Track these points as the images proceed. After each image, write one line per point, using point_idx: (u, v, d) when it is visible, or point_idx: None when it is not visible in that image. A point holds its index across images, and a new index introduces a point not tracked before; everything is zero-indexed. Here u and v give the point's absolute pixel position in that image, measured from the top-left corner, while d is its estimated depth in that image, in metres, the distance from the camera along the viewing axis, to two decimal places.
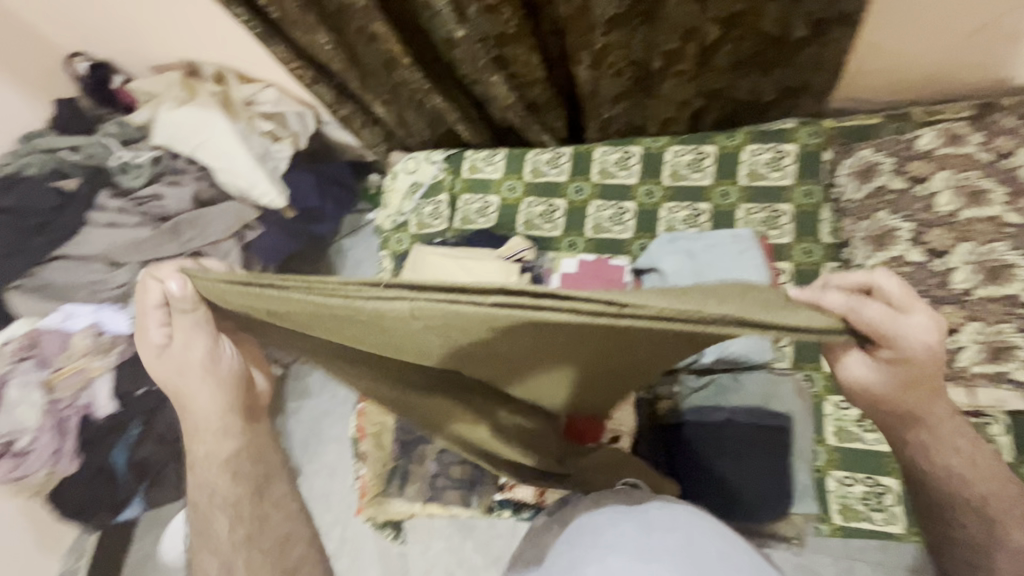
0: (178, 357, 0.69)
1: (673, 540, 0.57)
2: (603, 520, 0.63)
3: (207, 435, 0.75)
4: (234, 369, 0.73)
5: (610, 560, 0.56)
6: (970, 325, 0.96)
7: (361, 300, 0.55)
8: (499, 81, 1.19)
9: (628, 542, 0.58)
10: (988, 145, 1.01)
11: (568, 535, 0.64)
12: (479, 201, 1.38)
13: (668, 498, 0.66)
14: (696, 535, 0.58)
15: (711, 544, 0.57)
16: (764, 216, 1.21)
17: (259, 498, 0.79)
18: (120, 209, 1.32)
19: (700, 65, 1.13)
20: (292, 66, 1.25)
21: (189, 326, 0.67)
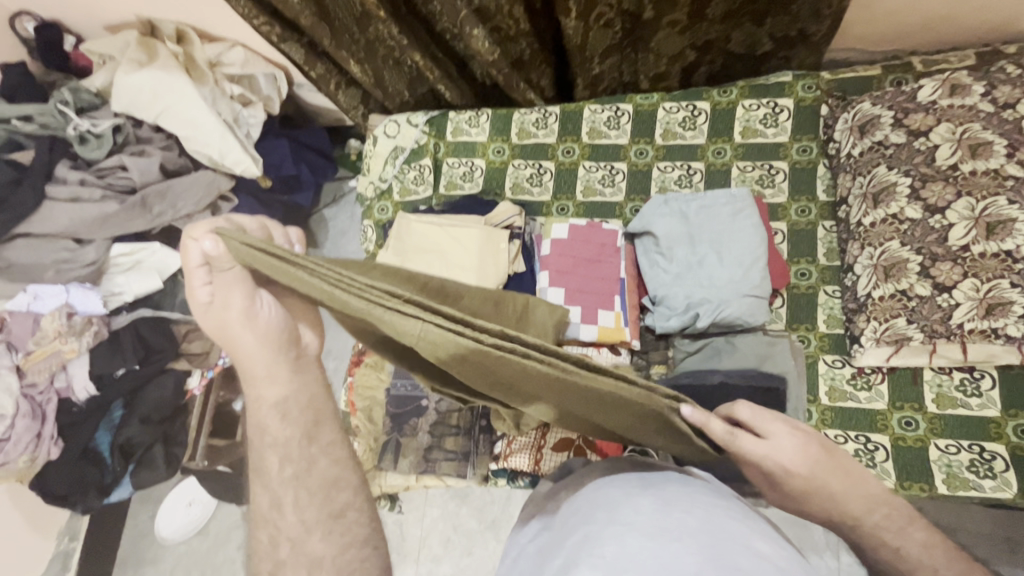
0: (223, 311, 0.60)
1: (694, 518, 0.55)
2: (616, 497, 0.60)
3: (255, 381, 0.65)
4: (276, 322, 0.63)
5: (628, 537, 0.53)
6: (966, 282, 0.95)
7: (378, 307, 0.51)
8: (480, 34, 1.09)
9: (645, 519, 0.55)
10: (990, 96, 0.97)
11: (578, 510, 0.62)
12: (464, 165, 1.33)
13: (681, 479, 0.64)
14: (716, 516, 0.56)
15: (731, 522, 0.55)
16: (759, 174, 1.17)
17: (307, 441, 0.67)
18: (82, 182, 1.23)
19: (694, 12, 1.06)
20: (257, 21, 1.15)
21: (225, 282, 0.58)
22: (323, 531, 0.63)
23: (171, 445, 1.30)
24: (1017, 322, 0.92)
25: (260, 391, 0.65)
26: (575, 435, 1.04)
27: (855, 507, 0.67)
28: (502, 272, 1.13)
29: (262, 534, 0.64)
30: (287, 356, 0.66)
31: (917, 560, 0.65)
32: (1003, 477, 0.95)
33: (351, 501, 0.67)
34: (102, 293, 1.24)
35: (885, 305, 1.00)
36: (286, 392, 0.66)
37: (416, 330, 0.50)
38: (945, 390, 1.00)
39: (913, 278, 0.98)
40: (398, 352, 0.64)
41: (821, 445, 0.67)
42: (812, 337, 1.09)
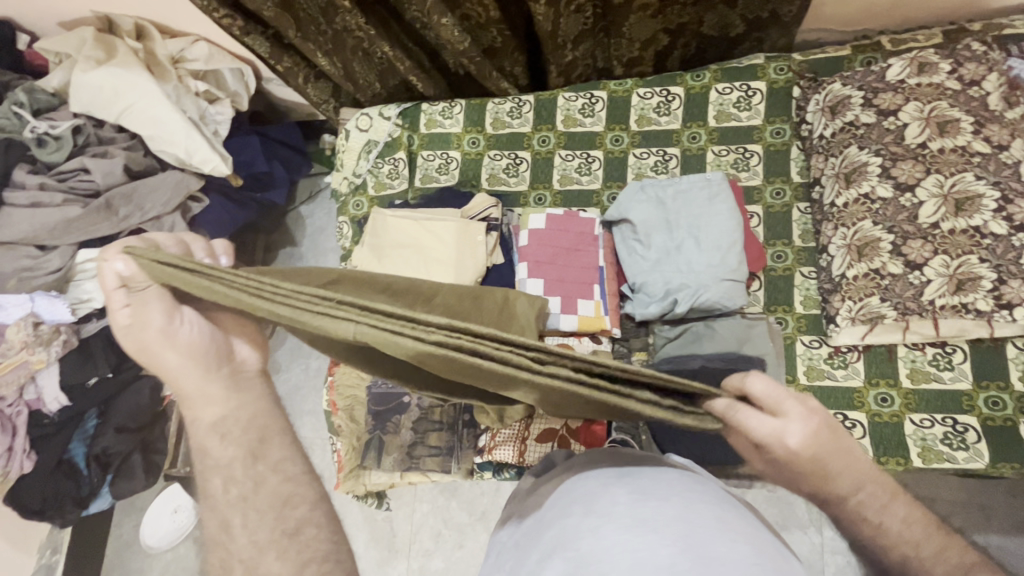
0: (142, 332, 0.61)
1: (670, 506, 0.55)
2: (594, 489, 0.60)
3: (188, 402, 0.65)
4: (200, 337, 0.64)
5: (604, 530, 0.53)
6: (937, 259, 0.96)
7: (309, 313, 0.51)
8: (449, 23, 1.08)
9: (623, 510, 0.55)
10: (956, 73, 0.99)
11: (556, 504, 0.62)
12: (439, 157, 1.31)
13: (659, 468, 0.64)
14: (693, 504, 0.56)
15: (707, 508, 0.55)
16: (733, 158, 1.17)
17: (253, 458, 0.64)
18: (42, 186, 1.20)
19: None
20: (218, 14, 1.11)
21: (146, 299, 0.60)
22: (278, 549, 0.59)
23: (151, 453, 1.29)
24: (986, 296, 0.94)
25: (196, 411, 0.65)
26: (558, 425, 1.04)
27: (843, 485, 0.63)
28: (481, 264, 1.12)
29: (214, 559, 0.61)
30: (218, 372, 0.66)
31: (896, 533, 0.64)
32: (975, 448, 0.97)
33: (306, 516, 0.63)
34: (69, 301, 1.17)
35: (859, 285, 1.01)
36: (222, 411, 0.65)
37: (348, 331, 0.50)
38: (919, 365, 1.02)
39: (885, 257, 0.99)
40: (358, 356, 0.63)
41: (831, 422, 0.62)
42: (790, 319, 1.10)
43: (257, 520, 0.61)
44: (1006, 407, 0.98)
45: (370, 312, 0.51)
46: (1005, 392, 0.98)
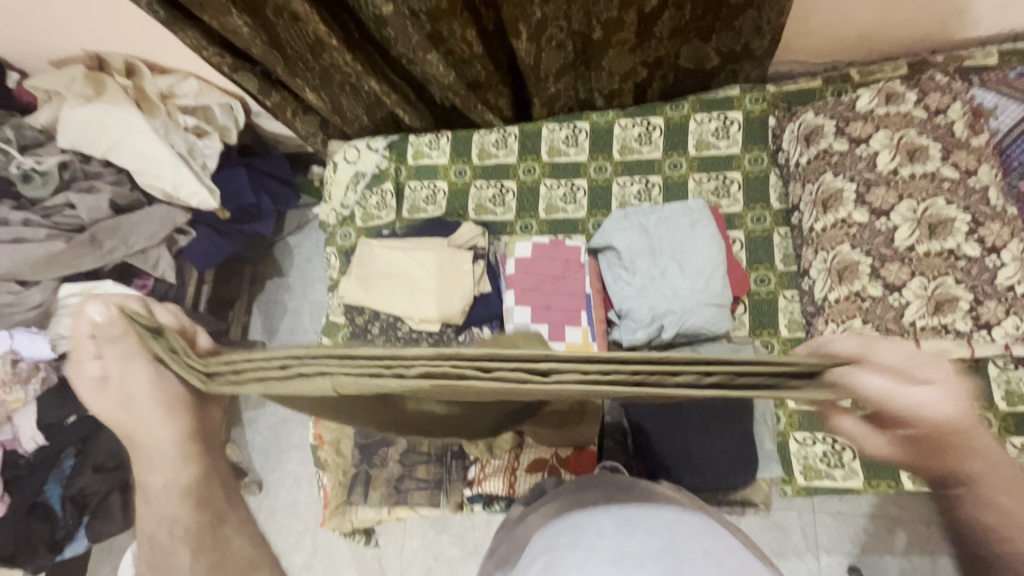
0: (111, 387, 0.54)
1: (656, 541, 0.54)
2: (580, 520, 0.59)
3: (157, 464, 0.56)
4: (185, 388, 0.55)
5: (590, 563, 0.52)
6: (915, 282, 0.98)
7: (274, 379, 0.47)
8: (435, 59, 1.11)
9: (608, 544, 0.54)
10: (923, 102, 1.03)
11: (543, 536, 0.61)
12: (427, 188, 1.33)
13: (647, 497, 0.64)
14: (679, 534, 0.55)
15: (693, 541, 0.55)
16: (714, 185, 1.20)
17: (217, 522, 0.59)
18: (26, 222, 1.19)
19: (643, 30, 1.09)
20: (207, 52, 1.14)
21: (116, 353, 0.54)
22: None
23: (131, 491, 1.22)
24: (964, 317, 0.96)
25: (155, 471, 0.56)
26: (548, 454, 1.02)
27: (974, 460, 0.57)
28: (468, 293, 1.13)
29: None
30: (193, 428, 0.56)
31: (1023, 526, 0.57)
32: None
33: None
34: (50, 336, 1.15)
35: (841, 307, 1.02)
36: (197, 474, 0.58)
37: (326, 387, 0.47)
38: None
39: (864, 280, 1.01)
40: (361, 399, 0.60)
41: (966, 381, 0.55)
42: (775, 342, 1.11)
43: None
44: (991, 427, 0.98)
45: (353, 364, 0.47)
46: (989, 411, 0.99)
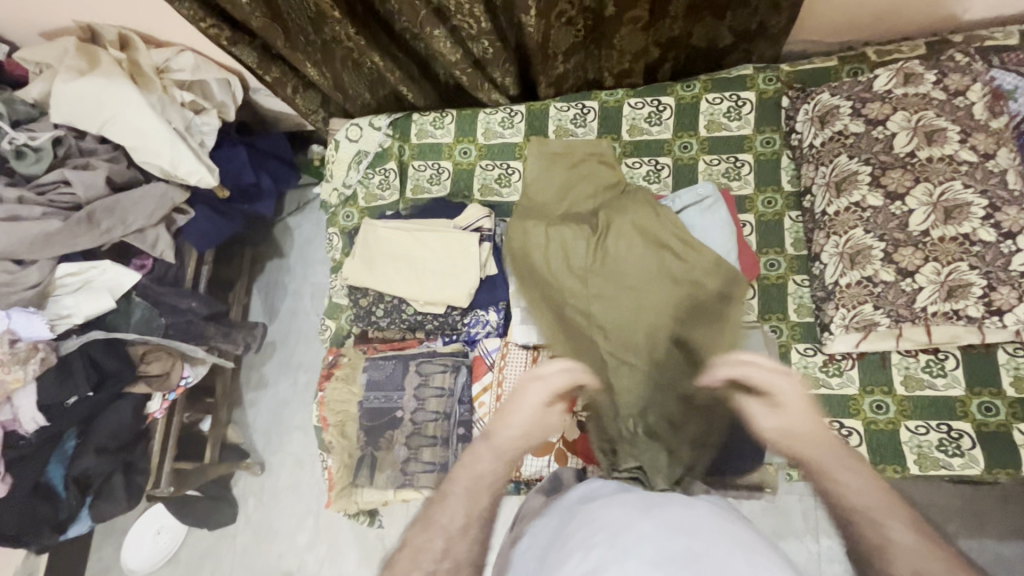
0: None
1: (697, 545, 0.56)
2: (618, 517, 0.62)
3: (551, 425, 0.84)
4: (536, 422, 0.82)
5: (632, 565, 0.54)
6: (928, 266, 0.97)
7: None
8: (441, 35, 1.08)
9: (650, 544, 0.57)
10: (942, 83, 1.01)
11: (578, 528, 0.64)
12: (431, 167, 1.30)
13: (684, 500, 0.65)
14: (714, 536, 0.58)
15: (734, 549, 0.57)
16: (725, 167, 1.18)
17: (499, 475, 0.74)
18: (21, 200, 1.17)
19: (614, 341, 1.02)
20: (204, 24, 1.10)
21: None
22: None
23: (134, 473, 1.24)
24: (977, 303, 0.95)
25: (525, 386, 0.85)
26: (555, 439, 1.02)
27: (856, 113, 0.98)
28: (474, 278, 1.10)
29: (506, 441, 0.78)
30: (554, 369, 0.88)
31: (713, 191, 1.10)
32: (970, 454, 0.98)
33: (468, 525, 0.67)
34: (48, 317, 1.15)
35: (852, 292, 1.01)
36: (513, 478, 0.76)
37: None
38: (912, 372, 1.03)
39: (877, 265, 1.00)
40: None
41: None
42: (784, 327, 1.10)
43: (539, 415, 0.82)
44: (999, 413, 0.98)
45: None
46: (998, 397, 0.99)
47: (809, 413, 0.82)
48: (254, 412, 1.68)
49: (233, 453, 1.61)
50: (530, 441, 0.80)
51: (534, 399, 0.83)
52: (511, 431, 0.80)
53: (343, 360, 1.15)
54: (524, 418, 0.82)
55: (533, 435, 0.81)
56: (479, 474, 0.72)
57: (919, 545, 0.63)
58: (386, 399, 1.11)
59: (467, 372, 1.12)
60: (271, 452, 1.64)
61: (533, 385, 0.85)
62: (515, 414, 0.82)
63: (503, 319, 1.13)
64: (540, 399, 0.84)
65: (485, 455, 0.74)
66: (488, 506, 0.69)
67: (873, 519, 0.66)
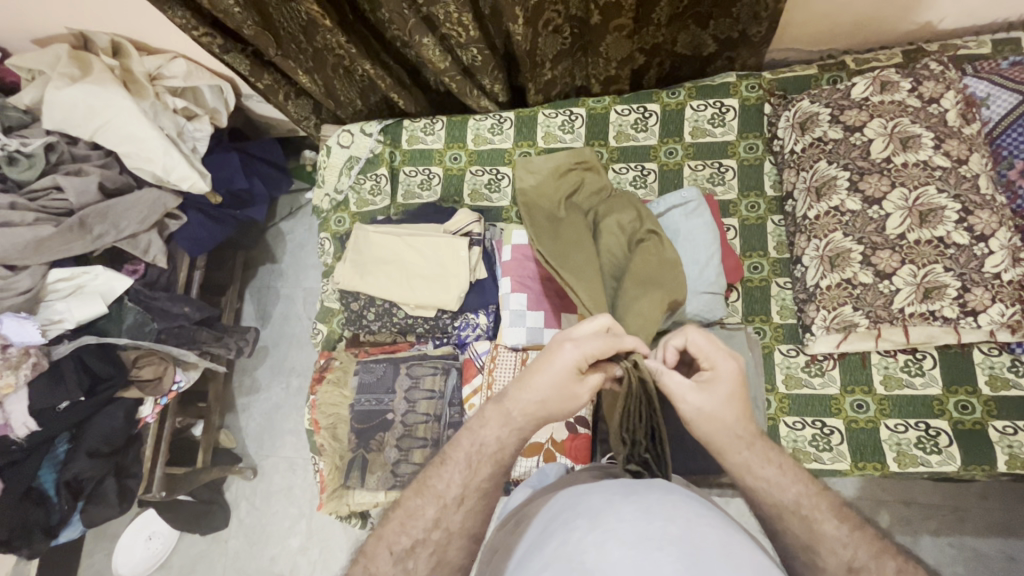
0: None
1: (674, 528, 0.58)
2: (600, 501, 0.64)
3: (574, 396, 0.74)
4: (569, 392, 0.73)
5: (610, 546, 0.56)
6: (905, 268, 1.00)
7: None
8: (430, 43, 1.10)
9: (627, 528, 0.58)
10: (917, 91, 1.04)
11: (562, 513, 0.66)
12: (421, 173, 1.32)
13: (665, 488, 0.66)
14: (694, 522, 0.59)
15: (711, 534, 0.58)
16: (709, 172, 1.20)
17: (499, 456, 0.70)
18: (13, 206, 1.17)
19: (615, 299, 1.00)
20: (197, 32, 1.11)
21: None
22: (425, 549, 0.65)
23: (125, 477, 1.25)
24: (952, 304, 0.98)
25: (560, 350, 0.73)
26: (544, 439, 1.04)
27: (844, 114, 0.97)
28: (464, 282, 1.11)
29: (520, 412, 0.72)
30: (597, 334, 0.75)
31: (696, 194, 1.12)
32: (947, 451, 1.00)
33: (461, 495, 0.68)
34: (39, 322, 1.15)
35: (832, 294, 1.04)
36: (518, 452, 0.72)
37: None
38: (891, 372, 1.05)
39: (856, 267, 1.03)
40: None
41: None
42: (767, 328, 1.12)
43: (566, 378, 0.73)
44: (975, 411, 1.01)
45: None
46: (974, 395, 1.02)
47: (730, 400, 0.73)
48: (246, 417, 1.68)
49: (226, 458, 1.62)
50: (549, 411, 0.72)
51: (563, 363, 0.72)
52: (532, 398, 0.71)
53: (335, 363, 1.17)
54: (551, 385, 0.72)
55: (554, 404, 0.72)
56: (483, 442, 0.71)
57: (850, 539, 0.65)
58: (376, 400, 1.12)
59: (458, 374, 1.14)
60: (264, 456, 1.65)
61: (567, 346, 0.73)
62: (549, 377, 0.72)
63: (493, 322, 1.15)
64: (570, 363, 0.72)
65: (492, 421, 0.71)
66: (487, 478, 0.69)
67: (805, 516, 0.67)
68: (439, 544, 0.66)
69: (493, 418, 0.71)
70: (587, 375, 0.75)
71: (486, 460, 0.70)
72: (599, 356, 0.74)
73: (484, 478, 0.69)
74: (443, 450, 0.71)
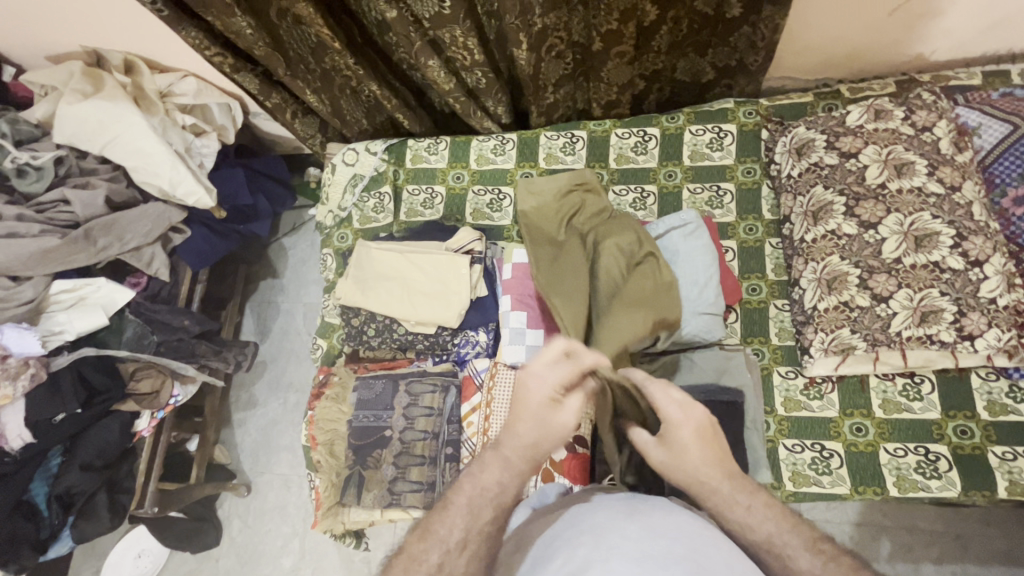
0: None
1: (678, 544, 0.59)
2: (603, 518, 0.65)
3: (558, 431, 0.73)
4: (552, 429, 0.72)
5: (616, 563, 0.57)
6: (901, 292, 1.01)
7: None
8: (436, 65, 1.13)
9: (632, 546, 0.59)
10: (910, 119, 1.06)
11: (564, 529, 0.66)
12: (424, 191, 1.34)
13: (666, 506, 0.67)
14: (698, 541, 0.60)
15: (715, 554, 0.59)
16: (708, 196, 1.22)
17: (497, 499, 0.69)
18: (20, 217, 1.19)
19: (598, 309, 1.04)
20: (209, 52, 1.14)
21: None
22: None
23: (118, 491, 1.24)
24: (949, 328, 0.99)
25: (524, 391, 0.74)
26: (543, 459, 1.03)
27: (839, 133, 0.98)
28: (465, 299, 1.12)
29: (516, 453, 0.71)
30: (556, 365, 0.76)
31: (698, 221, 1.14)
32: (947, 476, 1.00)
33: (465, 539, 0.67)
34: (39, 333, 1.16)
35: (830, 317, 1.05)
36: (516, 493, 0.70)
37: None
38: (890, 396, 1.05)
39: (853, 290, 1.04)
40: None
41: None
42: (766, 350, 1.12)
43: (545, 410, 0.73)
44: (974, 436, 1.01)
45: None
46: (972, 420, 1.02)
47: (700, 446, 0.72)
48: (242, 432, 1.67)
49: (220, 474, 1.60)
50: (540, 451, 0.71)
51: (534, 399, 0.73)
52: (525, 439, 0.72)
53: (334, 379, 1.17)
54: (532, 424, 0.72)
55: (545, 441, 0.72)
56: (484, 486, 0.70)
57: (824, 574, 0.62)
58: (371, 419, 1.11)
59: (457, 392, 1.13)
60: (259, 473, 1.63)
61: (530, 384, 0.74)
62: (528, 418, 0.73)
63: (493, 340, 1.16)
64: (541, 399, 0.73)
65: (490, 466, 0.71)
66: (490, 521, 0.68)
67: (779, 553, 0.66)
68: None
69: (490, 463, 0.71)
70: (567, 403, 0.74)
71: (488, 505, 0.69)
72: (563, 383, 0.75)
73: (487, 521, 0.68)
74: (446, 494, 0.71)
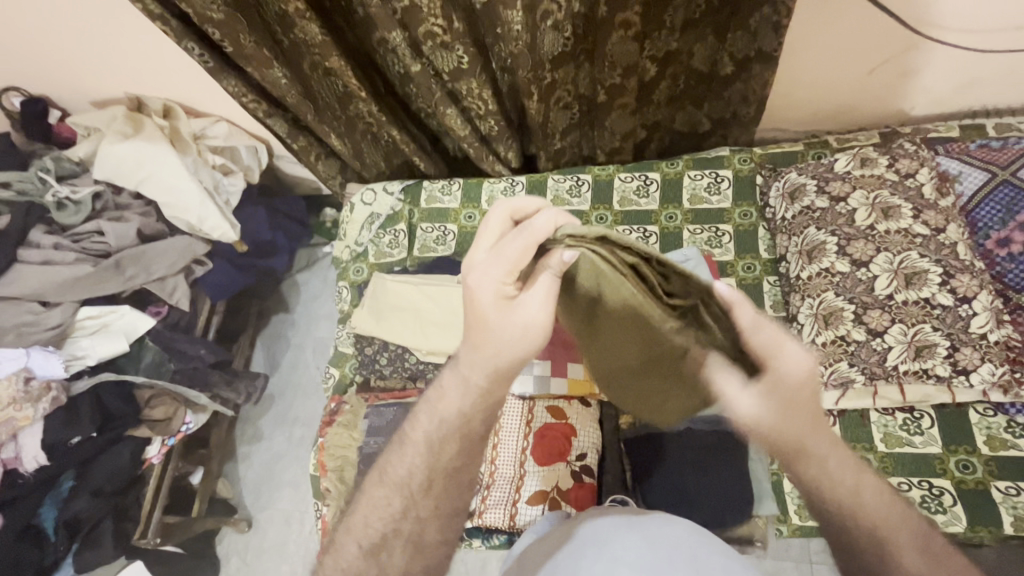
0: None
1: (679, 555, 0.65)
2: (605, 531, 0.70)
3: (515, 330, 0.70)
4: (507, 331, 0.70)
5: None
6: (895, 327, 1.05)
7: None
8: (453, 113, 1.23)
9: (634, 556, 0.65)
10: (894, 167, 1.14)
11: (570, 544, 0.71)
12: (437, 229, 1.41)
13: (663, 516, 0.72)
14: (698, 550, 0.66)
15: (713, 558, 0.65)
16: (707, 236, 1.29)
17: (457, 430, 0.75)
18: (56, 246, 1.27)
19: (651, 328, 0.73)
20: (246, 98, 1.24)
21: None
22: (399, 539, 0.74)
23: (123, 519, 1.24)
24: (943, 362, 1.03)
25: (472, 286, 0.69)
26: (549, 487, 1.04)
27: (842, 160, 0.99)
28: None
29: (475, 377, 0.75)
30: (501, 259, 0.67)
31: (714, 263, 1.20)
32: (952, 510, 1.01)
33: (428, 476, 0.75)
34: (63, 357, 1.20)
35: (829, 351, 1.08)
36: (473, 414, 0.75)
37: None
38: (891, 430, 1.07)
39: (849, 325, 1.08)
40: None
41: None
42: None
43: (500, 313, 0.69)
44: (976, 470, 1.02)
45: None
46: (973, 455, 1.03)
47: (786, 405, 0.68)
48: (246, 466, 1.67)
49: (221, 508, 1.59)
50: (499, 353, 0.72)
51: (483, 296, 0.69)
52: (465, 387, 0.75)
53: (346, 407, 1.20)
54: (480, 336, 0.71)
55: (497, 344, 0.71)
56: (443, 413, 0.76)
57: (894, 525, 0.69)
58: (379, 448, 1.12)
59: None
60: (260, 508, 1.61)
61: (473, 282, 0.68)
62: (486, 329, 0.71)
63: None
64: (490, 301, 0.69)
65: (450, 391, 0.76)
66: (453, 456, 0.75)
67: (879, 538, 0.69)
68: (412, 533, 0.75)
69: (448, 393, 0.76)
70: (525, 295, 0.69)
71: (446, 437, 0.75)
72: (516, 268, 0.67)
73: (450, 456, 0.75)
74: (406, 429, 0.79)
